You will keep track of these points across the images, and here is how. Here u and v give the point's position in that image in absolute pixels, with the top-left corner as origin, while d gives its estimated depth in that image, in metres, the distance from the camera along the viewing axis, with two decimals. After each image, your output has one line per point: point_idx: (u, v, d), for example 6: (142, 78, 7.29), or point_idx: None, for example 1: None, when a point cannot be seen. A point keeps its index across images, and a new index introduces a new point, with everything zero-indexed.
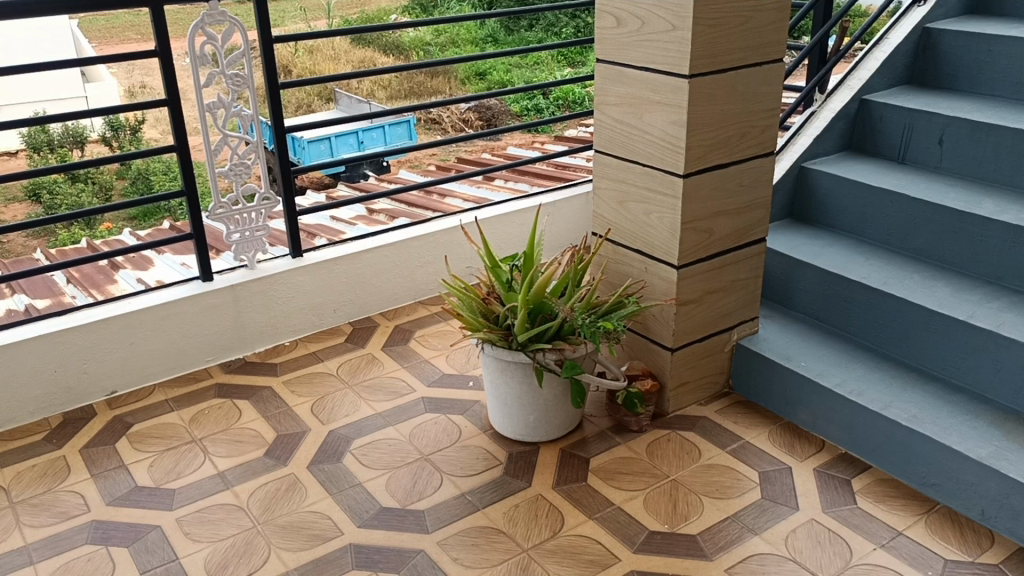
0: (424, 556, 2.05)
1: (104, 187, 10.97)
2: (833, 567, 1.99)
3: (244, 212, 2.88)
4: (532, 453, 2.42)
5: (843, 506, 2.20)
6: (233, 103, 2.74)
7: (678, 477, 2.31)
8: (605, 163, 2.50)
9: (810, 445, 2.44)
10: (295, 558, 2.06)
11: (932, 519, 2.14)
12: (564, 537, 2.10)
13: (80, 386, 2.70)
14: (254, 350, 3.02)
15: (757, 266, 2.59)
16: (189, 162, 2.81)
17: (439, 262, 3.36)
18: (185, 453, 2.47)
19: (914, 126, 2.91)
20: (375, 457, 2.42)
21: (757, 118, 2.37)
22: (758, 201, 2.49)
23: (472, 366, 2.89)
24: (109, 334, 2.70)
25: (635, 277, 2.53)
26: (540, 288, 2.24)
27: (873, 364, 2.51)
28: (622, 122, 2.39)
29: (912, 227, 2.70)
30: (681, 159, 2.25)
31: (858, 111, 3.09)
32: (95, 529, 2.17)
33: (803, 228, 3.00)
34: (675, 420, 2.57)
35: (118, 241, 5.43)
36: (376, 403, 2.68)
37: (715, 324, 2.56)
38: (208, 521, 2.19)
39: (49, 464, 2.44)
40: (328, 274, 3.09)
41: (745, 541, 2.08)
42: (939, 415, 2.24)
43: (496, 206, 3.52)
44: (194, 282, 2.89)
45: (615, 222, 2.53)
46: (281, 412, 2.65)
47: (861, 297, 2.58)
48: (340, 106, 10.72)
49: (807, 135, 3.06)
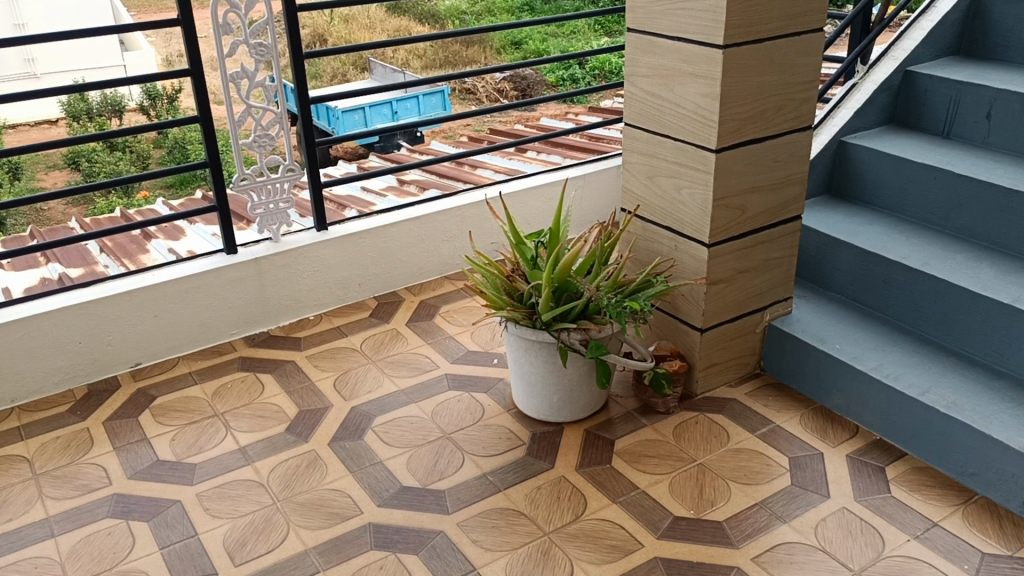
0: (443, 537, 2.02)
1: (142, 155, 10.88)
2: (864, 558, 1.92)
3: (269, 184, 2.85)
4: (556, 433, 2.38)
5: (876, 494, 2.12)
6: (257, 74, 2.69)
7: (705, 461, 2.25)
8: (634, 137, 2.42)
9: (843, 431, 2.36)
10: (313, 537, 2.04)
11: (969, 511, 2.06)
12: (587, 521, 2.06)
13: (105, 357, 2.70)
14: (279, 323, 2.99)
15: (792, 245, 2.50)
16: (213, 134, 2.78)
17: (465, 237, 3.31)
18: (207, 427, 2.46)
19: (961, 99, 2.79)
20: (397, 435, 2.39)
21: (795, 91, 2.27)
22: (794, 177, 2.40)
23: (497, 343, 2.85)
24: (133, 307, 2.69)
25: (664, 256, 2.46)
26: (565, 266, 2.18)
27: (911, 348, 2.42)
28: (653, 94, 2.31)
29: (955, 205, 2.58)
30: (714, 134, 2.16)
31: (902, 83, 2.97)
32: (116, 503, 2.17)
33: (841, 204, 2.90)
34: (703, 402, 2.50)
35: (151, 209, 5.40)
36: (400, 379, 2.65)
37: (746, 304, 2.48)
38: (228, 496, 2.18)
39: (72, 436, 2.44)
40: (353, 247, 3.05)
41: (773, 529, 2.02)
42: (979, 403, 2.15)
43: (525, 180, 3.45)
44: (217, 255, 2.87)
45: (644, 198, 2.46)
46: (303, 387, 2.63)
47: (900, 278, 2.49)
48: (375, 74, 10.60)
49: (847, 108, 2.95)
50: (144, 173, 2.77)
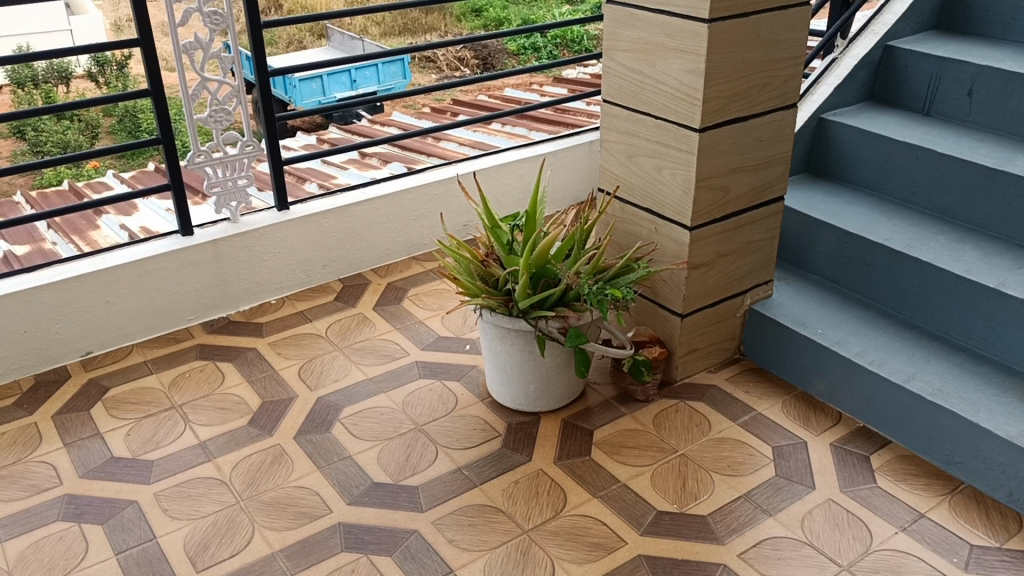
0: (417, 537, 1.93)
1: (91, 124, 10.44)
2: (853, 553, 1.87)
3: (227, 161, 2.70)
4: (532, 424, 2.29)
5: (862, 485, 2.07)
6: (211, 44, 2.53)
7: (687, 452, 2.18)
8: (612, 114, 2.32)
9: (826, 418, 2.31)
10: (280, 538, 1.93)
11: (956, 501, 2.02)
12: (567, 518, 1.98)
13: (53, 346, 2.54)
14: (239, 308, 2.86)
15: (774, 226, 2.43)
16: (165, 108, 2.62)
17: (435, 217, 3.19)
18: (165, 421, 2.33)
19: (942, 75, 2.72)
20: (366, 427, 2.29)
21: (780, 67, 2.18)
22: (777, 156, 2.32)
23: (468, 328, 2.75)
24: (83, 293, 2.53)
25: (644, 239, 2.37)
26: (543, 251, 2.08)
27: (893, 332, 2.36)
28: (633, 69, 2.20)
29: (937, 185, 2.52)
30: (698, 112, 2.07)
31: (882, 58, 2.90)
32: (68, 504, 2.04)
33: (820, 183, 2.83)
34: (683, 389, 2.43)
35: (101, 183, 5.16)
36: (368, 368, 2.54)
37: (727, 288, 2.41)
38: (188, 496, 2.06)
39: (19, 432, 2.29)
40: (316, 228, 2.92)
41: (759, 523, 1.96)
42: (965, 389, 2.11)
43: (494, 156, 3.33)
44: (172, 237, 2.72)
45: (624, 178, 2.36)
46: (266, 376, 2.51)
47: (883, 261, 2.43)
48: (333, 42, 10.29)
49: (826, 85, 2.87)
50: (91, 150, 2.60)
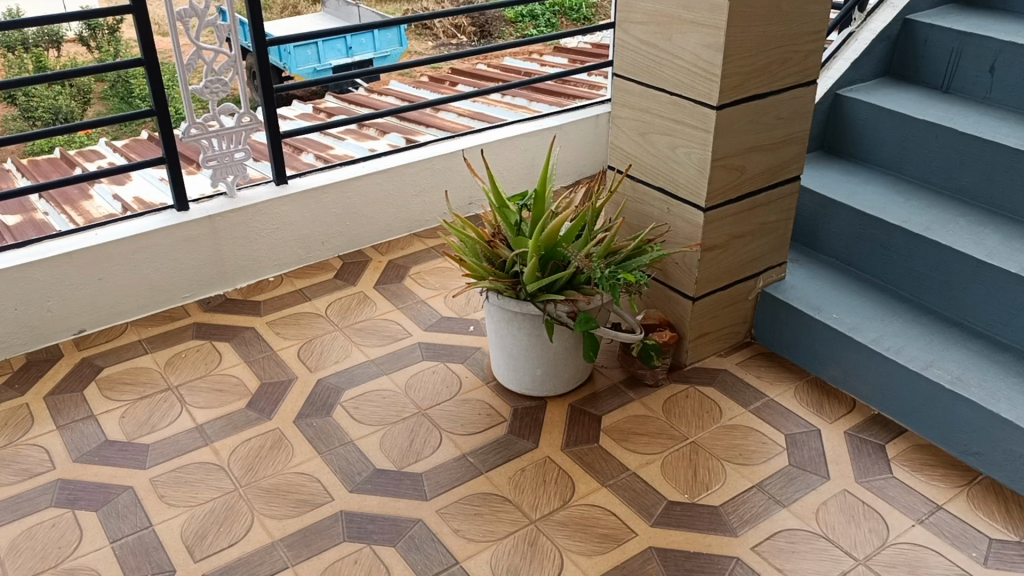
0: (422, 527, 1.87)
1: (82, 91, 10.25)
2: (869, 546, 1.82)
3: (222, 135, 2.60)
4: (539, 409, 2.23)
5: (877, 475, 2.02)
6: (207, 11, 2.43)
7: (698, 439, 2.13)
8: (625, 89, 2.23)
9: (840, 406, 2.25)
10: (280, 527, 1.87)
11: (975, 492, 1.97)
12: (575, 508, 1.92)
13: (44, 324, 2.47)
14: (236, 286, 2.78)
15: (789, 207, 2.35)
16: (159, 78, 2.53)
17: (437, 193, 3.11)
18: (160, 403, 2.26)
19: (963, 50, 2.64)
20: (368, 411, 2.22)
21: (802, 41, 2.09)
22: (796, 135, 2.24)
23: (472, 308, 2.68)
24: (75, 269, 2.46)
25: (656, 219, 2.30)
26: (553, 232, 2.01)
27: (910, 318, 2.30)
28: (648, 43, 2.12)
29: (956, 164, 2.45)
30: (715, 89, 1.99)
31: (900, 33, 2.81)
32: (60, 490, 1.98)
33: (835, 161, 2.76)
34: (693, 374, 2.37)
35: (92, 151, 5.04)
36: (369, 349, 2.47)
37: (740, 270, 2.34)
38: (185, 482, 2.00)
39: (10, 413, 2.22)
40: (315, 203, 2.83)
41: (772, 515, 1.91)
42: (985, 378, 2.05)
43: (498, 130, 3.24)
44: (167, 212, 2.64)
45: (636, 156, 2.28)
46: (264, 357, 2.44)
47: (901, 243, 2.36)
48: (327, 8, 10.09)
49: (843, 59, 2.79)
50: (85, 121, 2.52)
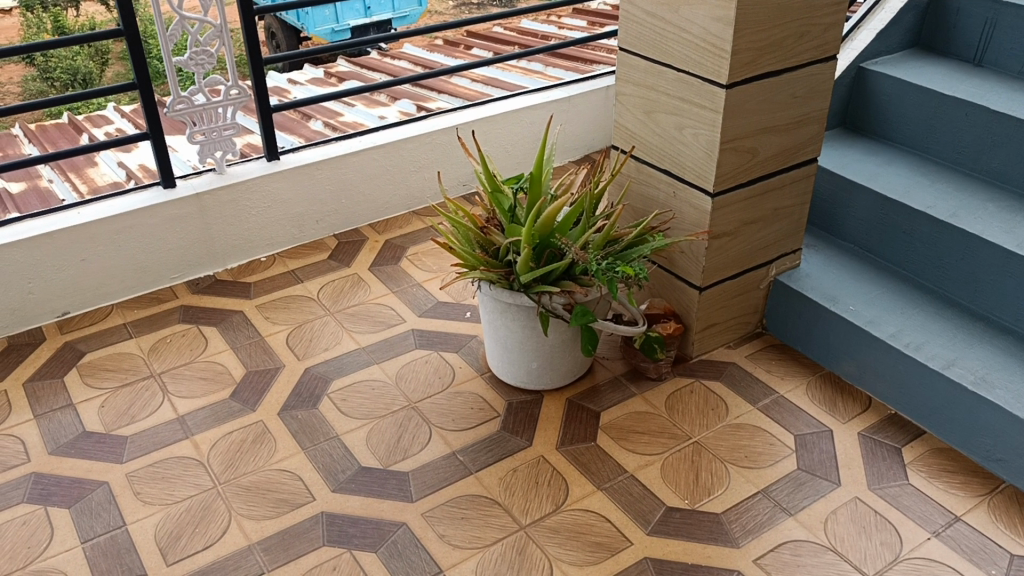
0: (405, 531, 1.78)
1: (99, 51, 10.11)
2: (880, 561, 1.70)
3: (210, 109, 2.47)
4: (534, 404, 2.12)
5: (891, 482, 1.90)
6: None
7: (701, 439, 2.01)
8: (629, 64, 2.08)
9: (854, 404, 2.12)
10: (258, 529, 1.79)
11: (996, 502, 1.84)
12: (568, 513, 1.82)
13: (25, 307, 2.38)
14: (226, 266, 2.68)
15: (806, 190, 2.20)
16: (140, 51, 2.41)
17: (439, 168, 2.98)
18: (142, 392, 2.18)
19: (997, 21, 2.46)
20: (356, 404, 2.13)
21: (820, 14, 1.93)
22: (814, 114, 2.08)
23: (470, 293, 2.56)
24: (56, 250, 2.36)
25: (661, 204, 2.16)
26: (547, 220, 1.88)
27: (932, 311, 2.16)
28: (654, 15, 1.96)
29: (988, 145, 2.29)
30: (725, 66, 1.84)
31: (930, 1, 2.62)
32: (34, 484, 1.91)
33: (857, 139, 2.59)
34: (699, 366, 2.25)
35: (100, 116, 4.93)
36: (360, 336, 2.37)
37: (751, 259, 2.21)
38: (162, 478, 1.92)
39: None
40: (309, 180, 2.72)
41: (778, 524, 1.79)
42: (1010, 379, 1.91)
43: (503, 101, 3.10)
44: (153, 190, 2.53)
45: (641, 137, 2.14)
46: (252, 343, 2.35)
47: (924, 230, 2.21)
48: None
49: (868, 30, 2.61)
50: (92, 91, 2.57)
